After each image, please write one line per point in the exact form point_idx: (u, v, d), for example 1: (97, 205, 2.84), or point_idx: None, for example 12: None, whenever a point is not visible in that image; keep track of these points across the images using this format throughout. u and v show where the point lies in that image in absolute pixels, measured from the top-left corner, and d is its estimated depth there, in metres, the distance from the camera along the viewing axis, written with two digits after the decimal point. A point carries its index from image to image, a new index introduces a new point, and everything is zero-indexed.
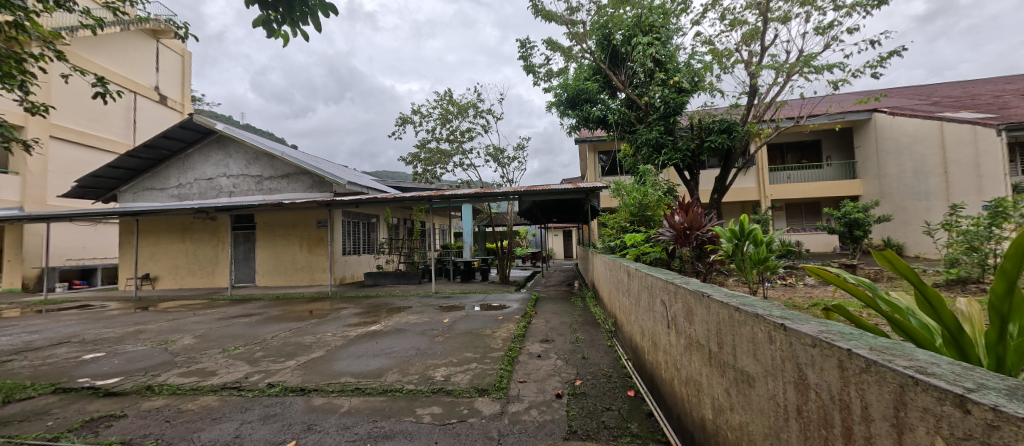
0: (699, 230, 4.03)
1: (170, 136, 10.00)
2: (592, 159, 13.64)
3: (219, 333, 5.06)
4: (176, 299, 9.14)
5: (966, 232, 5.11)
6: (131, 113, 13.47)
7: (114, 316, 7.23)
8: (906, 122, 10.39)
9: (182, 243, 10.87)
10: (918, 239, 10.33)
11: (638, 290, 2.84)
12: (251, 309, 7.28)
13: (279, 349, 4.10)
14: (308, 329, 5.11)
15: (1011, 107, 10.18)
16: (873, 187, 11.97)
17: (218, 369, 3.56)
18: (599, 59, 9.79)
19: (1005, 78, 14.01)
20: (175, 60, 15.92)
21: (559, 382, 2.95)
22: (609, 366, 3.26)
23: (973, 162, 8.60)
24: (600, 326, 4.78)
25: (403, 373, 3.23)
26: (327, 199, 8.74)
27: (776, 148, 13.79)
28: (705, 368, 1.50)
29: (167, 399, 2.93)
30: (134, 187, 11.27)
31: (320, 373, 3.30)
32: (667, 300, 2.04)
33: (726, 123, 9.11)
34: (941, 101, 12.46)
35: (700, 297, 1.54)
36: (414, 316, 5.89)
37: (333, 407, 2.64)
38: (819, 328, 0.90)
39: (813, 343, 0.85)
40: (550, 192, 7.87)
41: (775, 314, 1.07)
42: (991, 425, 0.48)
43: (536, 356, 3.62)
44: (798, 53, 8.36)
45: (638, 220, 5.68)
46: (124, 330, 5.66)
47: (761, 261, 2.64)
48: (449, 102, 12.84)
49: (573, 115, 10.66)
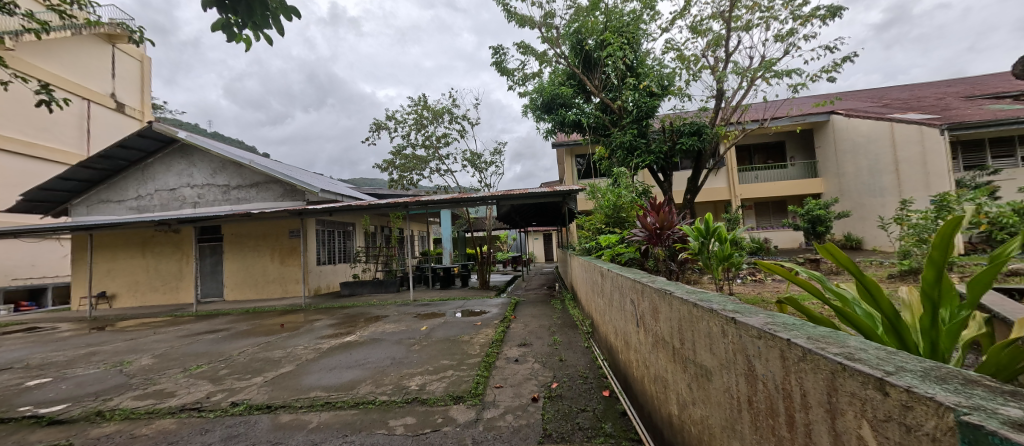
0: (670, 229, 4.17)
1: (127, 145, 9.45)
2: (570, 162, 13.79)
3: (181, 351, 4.77)
4: (135, 317, 8.60)
5: (915, 225, 5.53)
6: (84, 121, 12.63)
7: (66, 338, 6.71)
8: (861, 123, 11.06)
9: (143, 258, 10.24)
10: (874, 233, 11.01)
11: (611, 290, 2.84)
12: (217, 324, 6.91)
13: (246, 366, 3.90)
14: (278, 343, 4.89)
15: (951, 109, 11.01)
16: (833, 185, 12.66)
17: (178, 390, 3.34)
18: (573, 64, 10.01)
19: (946, 82, 15.14)
20: (133, 66, 15.09)
21: (535, 386, 2.94)
22: (585, 367, 3.28)
23: (920, 160, 9.30)
24: (578, 327, 4.82)
25: (377, 384, 3.13)
26: (299, 208, 8.46)
27: (744, 149, 14.40)
28: (671, 365, 1.51)
29: (119, 425, 2.73)
30: (88, 200, 10.58)
31: (288, 389, 3.15)
32: (635, 299, 2.07)
33: (696, 126, 9.47)
34: (891, 103, 13.33)
35: (664, 295, 1.57)
36: (391, 325, 5.75)
37: (301, 423, 2.52)
38: (765, 319, 0.93)
39: (758, 335, 0.87)
40: (527, 196, 7.92)
41: (728, 308, 1.10)
42: (906, 406, 0.50)
43: (513, 361, 3.59)
44: (760, 59, 8.80)
45: (613, 221, 5.77)
46: (76, 352, 5.26)
47: (727, 257, 2.68)
48: (425, 107, 12.69)
49: (549, 119, 10.85)
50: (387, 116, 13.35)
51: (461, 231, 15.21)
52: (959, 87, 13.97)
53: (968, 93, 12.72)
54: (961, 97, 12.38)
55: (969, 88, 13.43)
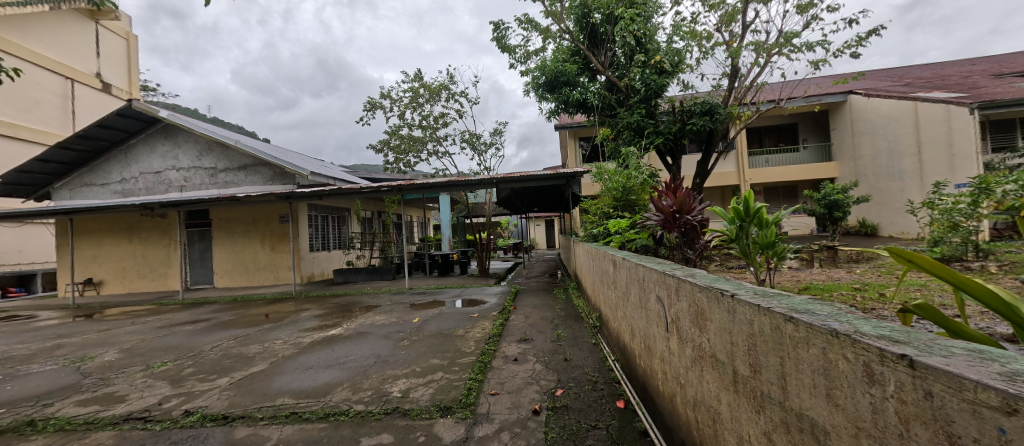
0: (688, 214, 3.73)
1: (106, 125, 8.88)
2: (573, 145, 13.22)
3: (152, 345, 4.33)
4: (120, 305, 8.23)
5: (948, 210, 5.10)
6: (69, 102, 11.93)
7: (43, 328, 6.35)
8: (881, 103, 10.49)
9: (129, 244, 9.83)
10: (892, 220, 10.49)
11: (627, 283, 2.41)
12: (201, 314, 6.53)
13: (215, 364, 3.48)
14: (257, 336, 4.49)
15: (980, 88, 10.36)
16: (848, 168, 12.08)
17: (130, 393, 2.87)
18: (579, 39, 9.37)
19: (970, 60, 14.29)
20: (119, 45, 14.29)
21: (537, 392, 2.54)
22: (594, 369, 2.88)
23: (946, 140, 8.73)
24: (584, 320, 4.42)
25: (354, 389, 2.72)
26: (288, 191, 7.97)
27: (754, 132, 13.78)
28: (727, 395, 1.08)
29: (47, 440, 2.26)
30: (71, 183, 10.10)
31: (254, 394, 2.73)
32: (665, 297, 1.62)
33: (708, 105, 8.92)
34: (914, 82, 12.57)
35: (718, 298, 1.11)
36: (382, 316, 5.35)
37: (258, 441, 2.11)
38: (995, 370, 0.46)
39: (989, 400, 0.41)
40: (528, 179, 7.46)
41: (871, 333, 0.63)
42: None
43: (512, 360, 3.19)
44: (779, 31, 8.17)
45: (622, 205, 5.30)
46: (41, 345, 4.83)
47: (771, 244, 2.15)
48: (420, 84, 11.93)
49: (552, 98, 10.13)
50: (382, 95, 12.61)
51: (460, 217, 14.79)
52: (985, 64, 13.16)
53: (996, 70, 11.97)
54: (989, 75, 11.63)
55: (996, 66, 12.65)
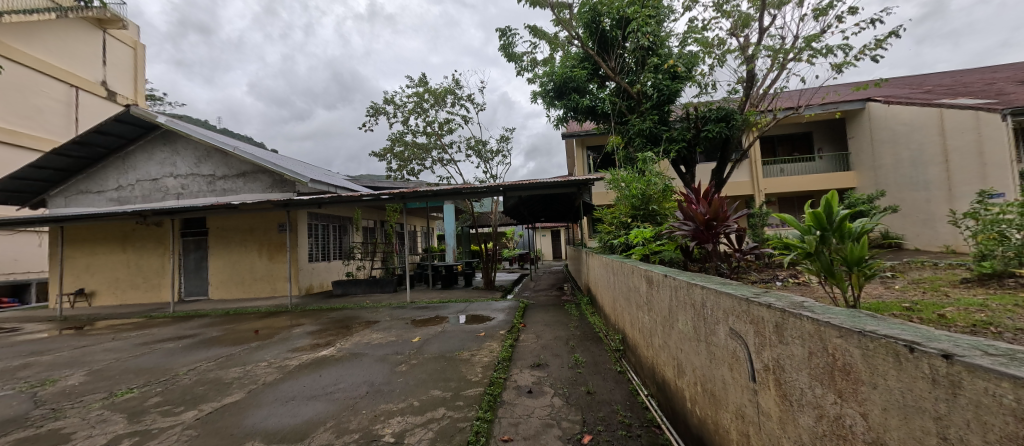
0: (724, 223, 3.30)
1: (104, 131, 8.66)
2: (581, 154, 12.84)
3: (124, 366, 3.91)
4: (107, 318, 7.83)
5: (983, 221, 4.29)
6: (72, 109, 11.72)
7: (19, 343, 5.95)
8: (903, 110, 10.04)
9: (123, 253, 9.51)
10: (918, 232, 9.94)
11: (672, 307, 1.97)
12: (187, 329, 6.11)
13: (186, 391, 3.05)
14: (241, 357, 4.06)
15: (1007, 94, 9.89)
16: (869, 179, 11.61)
17: (78, 430, 2.45)
18: (588, 46, 9.01)
19: (991, 67, 13.78)
20: (126, 54, 14.35)
21: (559, 439, 2.07)
22: (625, 407, 2.42)
23: (975, 148, 8.03)
24: (604, 342, 3.95)
25: (338, 431, 2.26)
26: (285, 199, 7.63)
27: (768, 141, 13.41)
28: None
29: None
30: (66, 190, 9.86)
31: (218, 436, 2.28)
32: (751, 335, 1.19)
33: (723, 111, 8.53)
34: (935, 89, 12.12)
35: (896, 354, 0.68)
36: (380, 333, 4.93)
37: None
38: None
39: None
40: (538, 187, 7.03)
41: None
42: None
43: (526, 393, 2.73)
44: (797, 36, 7.78)
45: (641, 214, 4.89)
46: (7, 363, 4.43)
47: (862, 260, 1.71)
48: (424, 90, 11.67)
49: (560, 105, 9.81)
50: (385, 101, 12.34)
51: (464, 227, 14.45)
52: (1008, 72, 12.68)
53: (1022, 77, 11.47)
54: (1015, 81, 11.14)
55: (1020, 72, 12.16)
